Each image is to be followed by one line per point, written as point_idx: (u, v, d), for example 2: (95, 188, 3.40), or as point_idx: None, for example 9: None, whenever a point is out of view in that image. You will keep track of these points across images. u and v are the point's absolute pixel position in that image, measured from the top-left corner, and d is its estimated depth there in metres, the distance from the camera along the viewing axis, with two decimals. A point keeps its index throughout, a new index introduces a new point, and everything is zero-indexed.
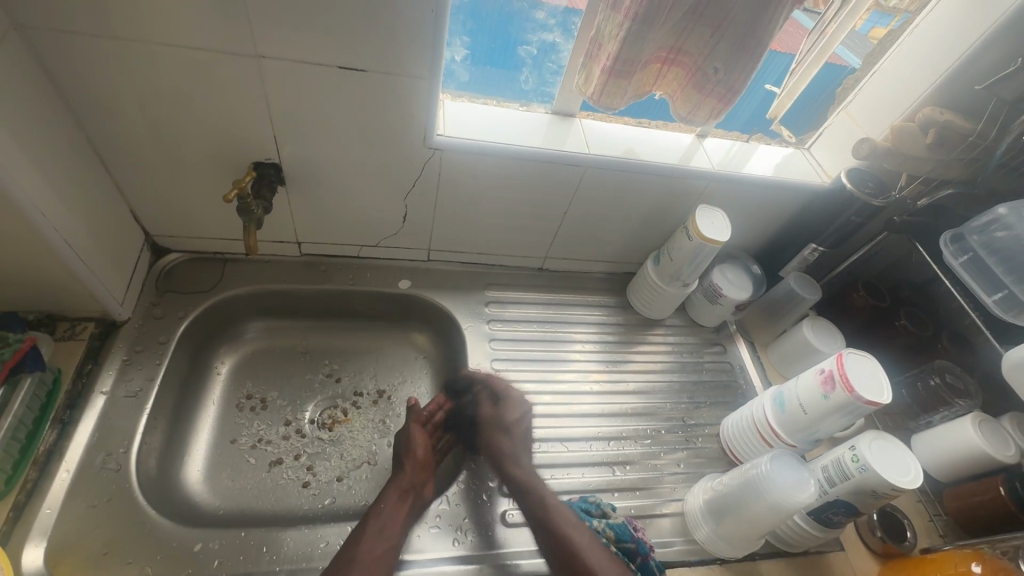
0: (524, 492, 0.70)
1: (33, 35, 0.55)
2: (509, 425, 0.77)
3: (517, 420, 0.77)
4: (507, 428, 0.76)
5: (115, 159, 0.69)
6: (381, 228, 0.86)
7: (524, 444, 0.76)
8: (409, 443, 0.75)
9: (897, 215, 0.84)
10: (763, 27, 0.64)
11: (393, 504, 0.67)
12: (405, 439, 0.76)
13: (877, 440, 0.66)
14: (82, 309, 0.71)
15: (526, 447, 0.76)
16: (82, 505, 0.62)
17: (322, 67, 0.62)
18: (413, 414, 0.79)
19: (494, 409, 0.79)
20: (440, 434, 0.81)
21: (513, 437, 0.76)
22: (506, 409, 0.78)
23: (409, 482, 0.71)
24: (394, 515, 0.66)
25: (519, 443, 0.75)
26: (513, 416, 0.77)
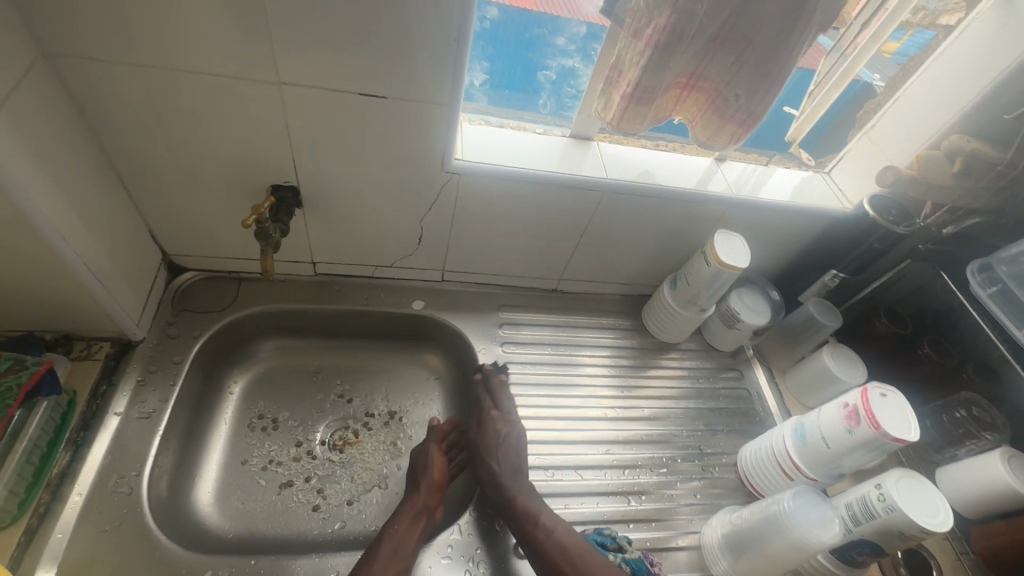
0: (512, 512, 0.69)
1: (60, 62, 0.56)
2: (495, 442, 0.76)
3: (506, 439, 0.77)
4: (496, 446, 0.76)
5: (135, 180, 0.69)
6: (397, 249, 0.86)
7: (515, 458, 0.75)
8: (427, 466, 0.76)
9: (922, 242, 0.83)
10: (786, 54, 0.64)
11: (406, 525, 0.68)
12: (423, 462, 0.76)
13: (905, 478, 0.64)
14: (99, 329, 0.72)
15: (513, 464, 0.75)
16: (93, 529, 0.62)
17: (344, 94, 0.63)
18: (433, 434, 0.80)
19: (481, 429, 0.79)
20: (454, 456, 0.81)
21: (511, 453, 0.75)
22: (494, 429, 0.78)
23: (423, 503, 0.71)
24: (405, 538, 0.66)
25: (512, 458, 0.75)
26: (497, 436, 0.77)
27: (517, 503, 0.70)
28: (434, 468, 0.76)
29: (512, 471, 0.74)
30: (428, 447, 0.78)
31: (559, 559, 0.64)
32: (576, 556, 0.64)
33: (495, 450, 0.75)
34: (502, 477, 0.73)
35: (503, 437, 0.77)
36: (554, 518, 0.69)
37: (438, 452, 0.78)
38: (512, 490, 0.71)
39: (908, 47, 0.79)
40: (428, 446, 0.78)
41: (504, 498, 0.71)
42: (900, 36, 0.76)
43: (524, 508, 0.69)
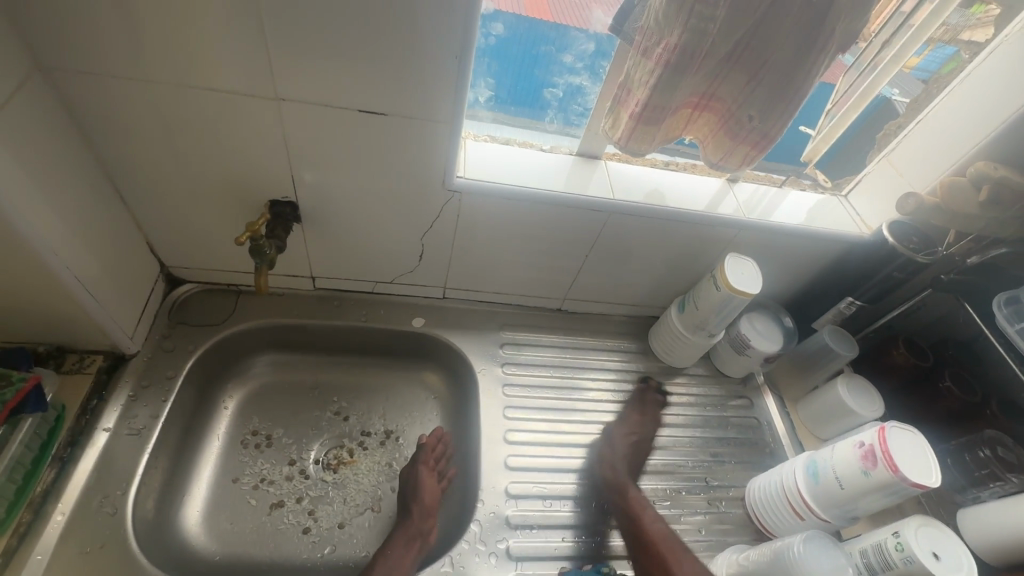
0: (623, 500, 0.74)
1: (55, 75, 0.55)
2: (629, 438, 0.81)
3: (638, 438, 0.81)
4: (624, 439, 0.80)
5: (133, 193, 0.69)
6: (397, 265, 0.84)
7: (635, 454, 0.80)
8: (415, 489, 0.75)
9: (945, 271, 0.78)
10: (804, 73, 0.60)
11: (399, 551, 0.68)
12: (412, 485, 0.75)
13: (925, 526, 0.60)
14: (92, 342, 0.70)
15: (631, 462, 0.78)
16: (74, 551, 0.60)
17: (343, 110, 0.61)
18: (422, 456, 0.79)
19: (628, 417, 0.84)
20: (443, 469, 0.80)
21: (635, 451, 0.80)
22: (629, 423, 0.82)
23: (416, 528, 0.71)
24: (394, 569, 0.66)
25: (636, 458, 0.79)
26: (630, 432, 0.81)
27: (630, 494, 0.74)
28: (427, 490, 0.75)
29: (630, 467, 0.78)
30: (418, 468, 0.77)
31: (660, 544, 0.69)
32: (675, 546, 0.68)
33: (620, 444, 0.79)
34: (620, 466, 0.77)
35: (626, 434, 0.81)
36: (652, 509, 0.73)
37: (426, 471, 0.77)
38: (625, 482, 0.75)
39: (928, 63, 0.75)
40: (420, 468, 0.77)
41: (617, 487, 0.74)
42: (921, 52, 0.72)
43: (635, 497, 0.74)
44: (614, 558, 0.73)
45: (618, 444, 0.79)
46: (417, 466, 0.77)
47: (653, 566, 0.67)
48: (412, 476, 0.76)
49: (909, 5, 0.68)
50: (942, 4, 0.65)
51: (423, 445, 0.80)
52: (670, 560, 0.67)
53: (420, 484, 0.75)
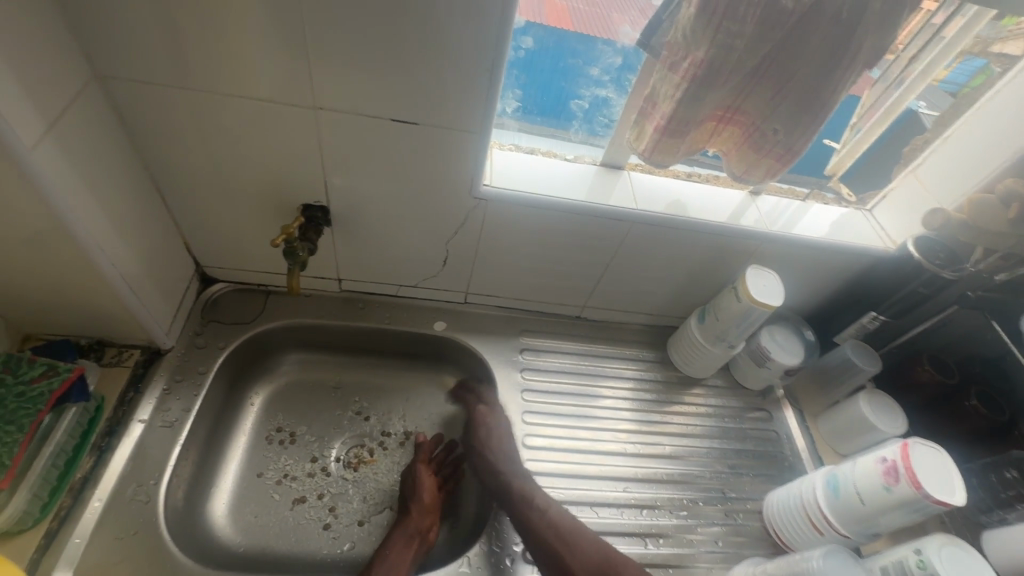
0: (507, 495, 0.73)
1: (110, 83, 0.58)
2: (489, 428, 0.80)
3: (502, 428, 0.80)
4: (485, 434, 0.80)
5: (173, 195, 0.72)
6: (420, 270, 0.86)
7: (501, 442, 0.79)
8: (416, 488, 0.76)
9: (972, 288, 0.76)
10: (830, 89, 0.61)
11: (398, 549, 0.69)
12: (411, 485, 0.77)
13: (949, 544, 0.59)
14: (129, 337, 0.73)
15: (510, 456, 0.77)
16: (110, 536, 0.63)
17: (376, 119, 0.64)
18: (419, 454, 0.80)
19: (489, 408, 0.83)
20: (446, 472, 0.81)
21: (501, 443, 0.79)
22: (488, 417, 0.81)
23: (415, 526, 0.72)
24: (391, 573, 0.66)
25: (507, 448, 0.78)
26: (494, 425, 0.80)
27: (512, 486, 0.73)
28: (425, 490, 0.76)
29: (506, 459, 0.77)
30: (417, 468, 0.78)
31: (554, 534, 0.67)
32: (568, 534, 0.67)
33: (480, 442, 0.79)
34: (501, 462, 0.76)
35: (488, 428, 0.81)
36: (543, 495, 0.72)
37: (428, 474, 0.78)
38: (506, 475, 0.74)
39: (956, 76, 0.74)
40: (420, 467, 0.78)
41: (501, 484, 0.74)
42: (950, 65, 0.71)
43: (518, 488, 0.72)
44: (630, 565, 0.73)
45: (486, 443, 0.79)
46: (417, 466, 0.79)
47: (553, 563, 0.66)
48: (411, 476, 0.78)
49: (942, 16, 0.67)
50: (975, 18, 0.65)
51: (423, 444, 0.82)
52: (564, 552, 0.66)
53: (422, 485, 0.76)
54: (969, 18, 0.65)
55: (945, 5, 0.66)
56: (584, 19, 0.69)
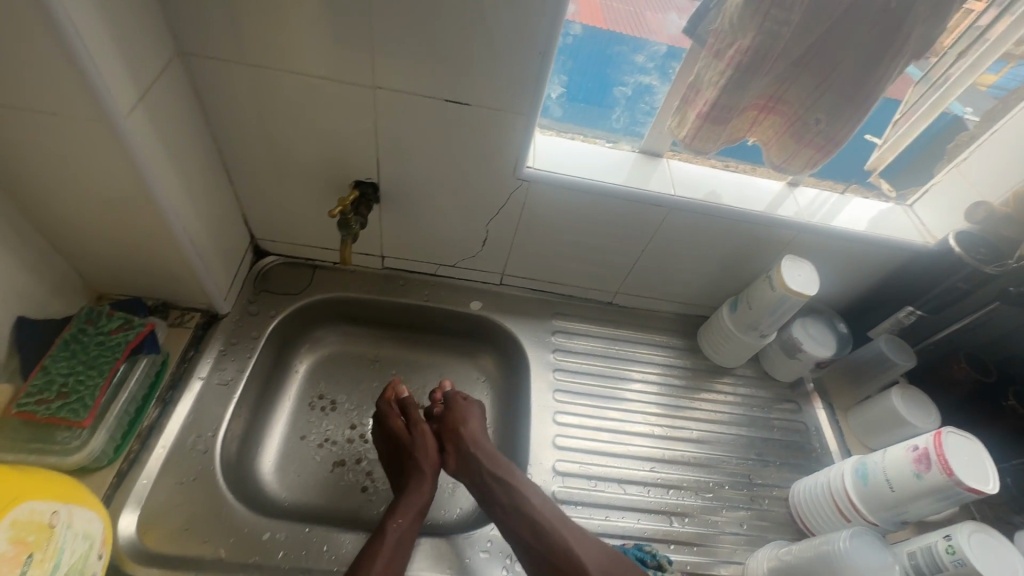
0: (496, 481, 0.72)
1: (191, 60, 0.63)
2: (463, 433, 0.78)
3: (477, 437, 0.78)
4: (467, 417, 0.80)
5: (237, 169, 0.77)
6: (459, 250, 0.89)
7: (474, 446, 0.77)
8: (423, 445, 0.78)
9: (1012, 284, 0.74)
10: (876, 79, 0.62)
11: (405, 519, 0.68)
12: (422, 444, 0.78)
13: (978, 532, 0.60)
14: (192, 300, 0.79)
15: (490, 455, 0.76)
16: (173, 480, 0.68)
17: (428, 99, 0.67)
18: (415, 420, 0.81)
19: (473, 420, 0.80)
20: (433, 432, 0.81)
21: (482, 450, 0.76)
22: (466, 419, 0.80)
23: (418, 504, 0.71)
24: (406, 533, 0.67)
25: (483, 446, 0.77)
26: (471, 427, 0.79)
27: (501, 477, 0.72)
28: (430, 451, 0.78)
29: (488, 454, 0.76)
30: (419, 425, 0.80)
31: (545, 526, 0.67)
32: (549, 518, 0.68)
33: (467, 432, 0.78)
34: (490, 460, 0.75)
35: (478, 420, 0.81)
36: (527, 483, 0.72)
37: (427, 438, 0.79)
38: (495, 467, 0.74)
39: (1007, 81, 0.74)
40: (422, 425, 0.80)
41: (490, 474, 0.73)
42: (999, 69, 0.72)
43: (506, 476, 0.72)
44: (655, 540, 0.75)
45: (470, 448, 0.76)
46: (416, 422, 0.80)
47: (540, 547, 0.66)
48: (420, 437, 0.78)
49: (988, 18, 0.67)
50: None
51: (411, 409, 0.82)
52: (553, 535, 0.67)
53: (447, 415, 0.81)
54: (1018, 17, 0.65)
55: (993, 5, 0.66)
56: (619, 18, 0.71)
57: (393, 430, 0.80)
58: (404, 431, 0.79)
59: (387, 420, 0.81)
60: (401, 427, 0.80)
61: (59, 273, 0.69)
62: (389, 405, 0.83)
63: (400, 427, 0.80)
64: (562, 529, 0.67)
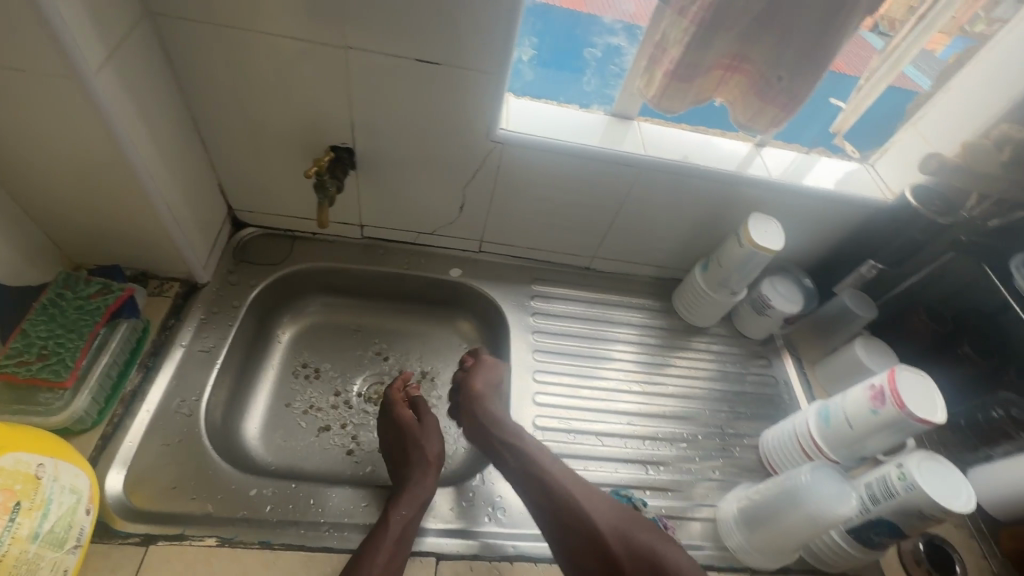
0: (511, 444, 0.74)
1: (158, 21, 0.63)
2: (479, 401, 0.79)
3: (489, 403, 0.79)
4: (489, 391, 0.81)
5: (211, 136, 0.77)
6: (437, 217, 0.91)
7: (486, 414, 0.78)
8: (428, 437, 0.77)
9: (964, 233, 0.80)
10: (832, 34, 0.64)
11: (405, 506, 0.67)
12: (426, 434, 0.78)
13: (927, 460, 0.64)
14: (170, 269, 0.79)
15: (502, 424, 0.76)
16: (158, 442, 0.69)
17: (400, 60, 0.68)
18: (422, 410, 0.82)
19: (489, 386, 0.81)
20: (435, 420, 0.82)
21: (496, 416, 0.77)
22: (479, 380, 0.82)
23: (419, 494, 0.69)
24: (411, 524, 0.65)
25: (496, 411, 0.78)
26: (484, 390, 0.81)
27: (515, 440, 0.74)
28: (432, 443, 0.77)
29: (499, 419, 0.77)
30: (427, 415, 0.81)
31: (561, 489, 0.69)
32: (562, 482, 0.69)
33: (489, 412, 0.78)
34: (499, 428, 0.76)
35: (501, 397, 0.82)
36: (541, 446, 0.74)
37: (433, 433, 0.79)
38: (507, 433, 0.75)
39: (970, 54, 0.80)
40: (430, 417, 0.81)
41: (503, 436, 0.75)
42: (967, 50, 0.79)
43: (520, 439, 0.74)
44: (632, 487, 0.78)
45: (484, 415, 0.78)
46: (425, 414, 0.82)
47: (558, 510, 0.67)
48: (427, 429, 0.79)
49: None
50: None
51: (419, 399, 0.84)
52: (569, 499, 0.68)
53: (463, 379, 0.83)
54: None
55: None
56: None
57: (400, 418, 0.80)
58: (411, 420, 0.80)
59: (393, 409, 0.81)
60: (408, 417, 0.80)
61: (33, 242, 0.69)
62: (399, 393, 0.84)
63: (408, 417, 0.80)
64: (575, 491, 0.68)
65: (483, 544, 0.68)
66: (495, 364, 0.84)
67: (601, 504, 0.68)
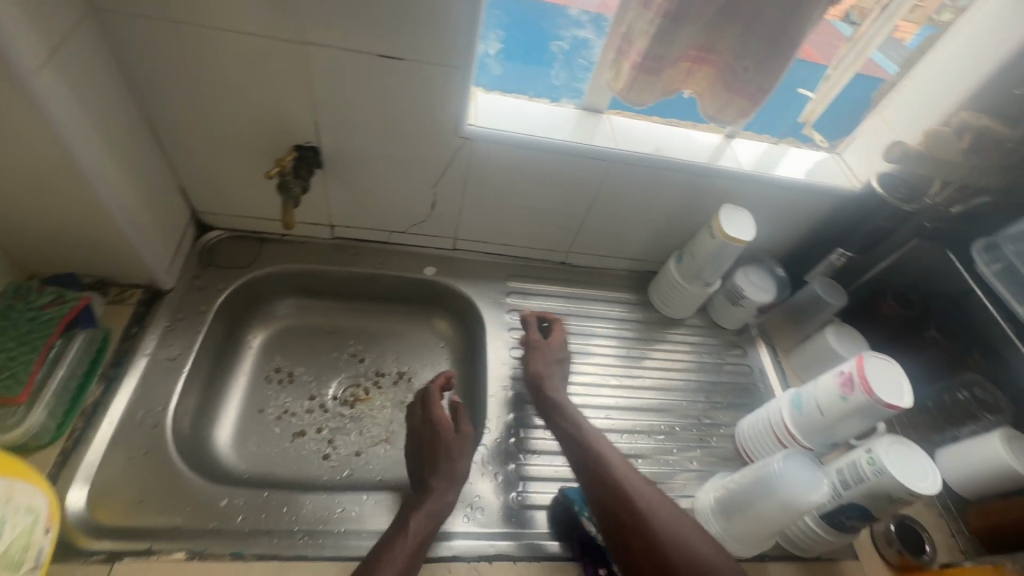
0: (570, 429, 0.73)
1: (105, 17, 0.60)
2: (544, 384, 0.80)
3: (552, 384, 0.80)
4: (557, 385, 0.79)
5: (169, 137, 0.74)
6: (410, 215, 0.89)
7: (555, 398, 0.78)
8: (461, 449, 0.71)
9: (929, 220, 0.82)
10: (796, 25, 0.65)
11: (417, 528, 0.62)
12: (458, 446, 0.71)
13: (895, 444, 0.65)
14: (131, 276, 0.77)
15: (569, 410, 0.76)
16: (123, 455, 0.67)
17: (363, 55, 0.66)
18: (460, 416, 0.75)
19: (549, 366, 0.82)
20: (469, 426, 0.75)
21: (560, 401, 0.77)
22: (539, 362, 0.82)
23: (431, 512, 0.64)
24: (426, 539, 0.61)
25: (558, 394, 0.78)
26: (548, 374, 0.80)
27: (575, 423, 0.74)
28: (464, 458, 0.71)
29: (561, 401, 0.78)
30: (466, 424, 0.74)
31: (610, 476, 0.65)
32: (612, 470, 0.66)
33: (557, 408, 0.76)
34: (556, 414, 0.76)
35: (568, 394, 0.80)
36: (602, 437, 0.72)
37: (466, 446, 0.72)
38: (568, 415, 0.75)
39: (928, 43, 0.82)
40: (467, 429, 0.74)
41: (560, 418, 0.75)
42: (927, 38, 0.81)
43: (579, 425, 0.73)
44: None
45: (552, 396, 0.78)
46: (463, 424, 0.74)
47: (608, 500, 0.63)
48: (461, 441, 0.72)
49: None
50: None
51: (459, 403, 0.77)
52: (619, 489, 0.64)
53: (529, 359, 0.82)
54: None
55: None
56: None
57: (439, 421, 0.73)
58: (450, 425, 0.73)
59: (432, 407, 0.74)
60: (446, 422, 0.73)
61: None
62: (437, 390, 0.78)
63: (445, 419, 0.73)
64: (627, 481, 0.65)
65: (461, 545, 0.67)
66: (559, 344, 0.85)
67: (654, 498, 0.63)
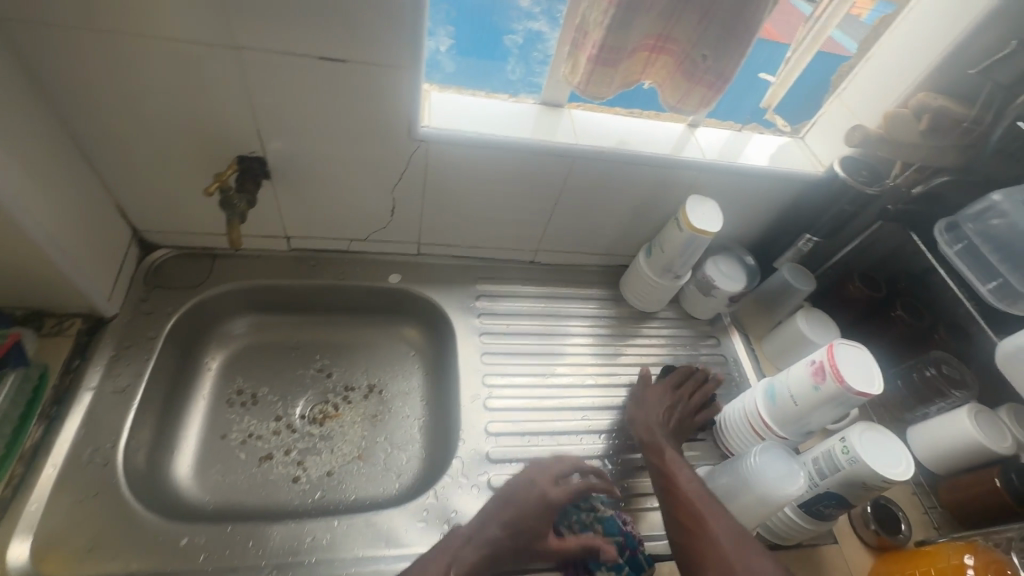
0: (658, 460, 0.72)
1: (10, 28, 0.55)
2: (646, 422, 0.78)
3: (648, 422, 0.78)
4: (650, 421, 0.78)
5: (99, 154, 0.69)
6: (369, 222, 0.85)
7: (655, 434, 0.76)
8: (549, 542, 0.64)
9: (891, 203, 0.82)
10: (752, 11, 0.63)
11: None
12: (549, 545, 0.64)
13: (868, 431, 0.65)
14: (68, 305, 0.71)
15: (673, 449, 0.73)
16: (69, 498, 0.62)
17: (302, 58, 0.62)
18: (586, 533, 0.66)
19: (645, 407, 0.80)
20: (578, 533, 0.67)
21: (656, 437, 0.75)
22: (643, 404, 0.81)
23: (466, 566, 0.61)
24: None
25: (655, 431, 0.76)
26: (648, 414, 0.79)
27: (665, 455, 0.72)
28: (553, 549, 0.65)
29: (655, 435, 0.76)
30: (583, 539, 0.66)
31: (690, 506, 0.65)
32: (694, 501, 0.65)
33: (648, 440, 0.76)
34: (651, 450, 0.74)
35: (662, 429, 0.77)
36: (687, 469, 0.70)
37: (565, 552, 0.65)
38: (661, 447, 0.73)
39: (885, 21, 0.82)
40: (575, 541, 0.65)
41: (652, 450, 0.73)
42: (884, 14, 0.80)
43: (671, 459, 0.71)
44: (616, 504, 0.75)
45: (649, 432, 0.76)
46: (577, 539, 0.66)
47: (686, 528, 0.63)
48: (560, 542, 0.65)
49: None
50: None
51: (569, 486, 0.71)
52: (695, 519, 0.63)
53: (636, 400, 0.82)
54: None
55: None
56: None
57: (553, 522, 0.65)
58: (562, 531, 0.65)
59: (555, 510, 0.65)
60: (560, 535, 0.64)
61: None
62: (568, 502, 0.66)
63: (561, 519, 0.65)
64: (704, 511, 0.64)
65: None
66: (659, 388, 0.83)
67: (729, 529, 0.61)
